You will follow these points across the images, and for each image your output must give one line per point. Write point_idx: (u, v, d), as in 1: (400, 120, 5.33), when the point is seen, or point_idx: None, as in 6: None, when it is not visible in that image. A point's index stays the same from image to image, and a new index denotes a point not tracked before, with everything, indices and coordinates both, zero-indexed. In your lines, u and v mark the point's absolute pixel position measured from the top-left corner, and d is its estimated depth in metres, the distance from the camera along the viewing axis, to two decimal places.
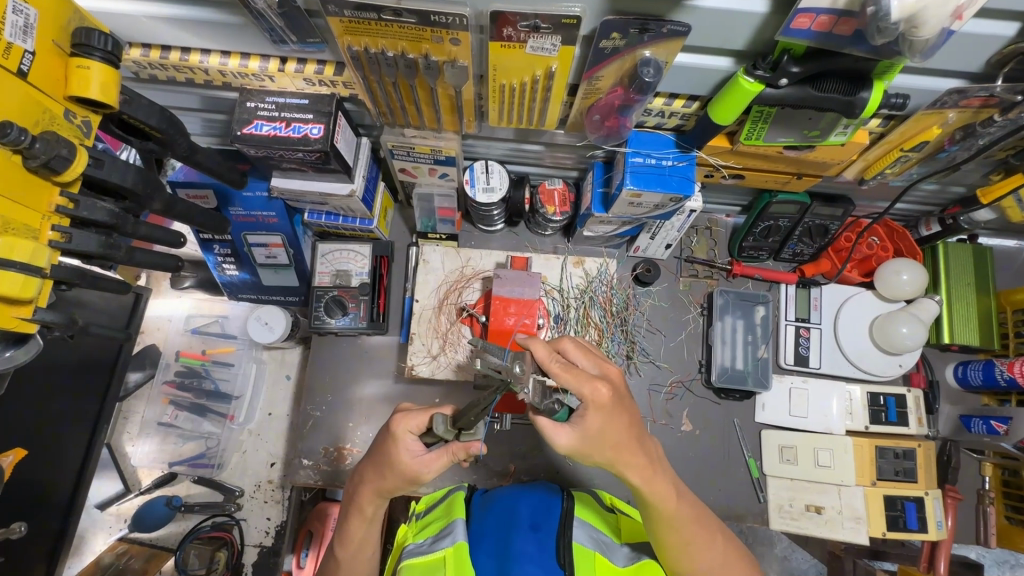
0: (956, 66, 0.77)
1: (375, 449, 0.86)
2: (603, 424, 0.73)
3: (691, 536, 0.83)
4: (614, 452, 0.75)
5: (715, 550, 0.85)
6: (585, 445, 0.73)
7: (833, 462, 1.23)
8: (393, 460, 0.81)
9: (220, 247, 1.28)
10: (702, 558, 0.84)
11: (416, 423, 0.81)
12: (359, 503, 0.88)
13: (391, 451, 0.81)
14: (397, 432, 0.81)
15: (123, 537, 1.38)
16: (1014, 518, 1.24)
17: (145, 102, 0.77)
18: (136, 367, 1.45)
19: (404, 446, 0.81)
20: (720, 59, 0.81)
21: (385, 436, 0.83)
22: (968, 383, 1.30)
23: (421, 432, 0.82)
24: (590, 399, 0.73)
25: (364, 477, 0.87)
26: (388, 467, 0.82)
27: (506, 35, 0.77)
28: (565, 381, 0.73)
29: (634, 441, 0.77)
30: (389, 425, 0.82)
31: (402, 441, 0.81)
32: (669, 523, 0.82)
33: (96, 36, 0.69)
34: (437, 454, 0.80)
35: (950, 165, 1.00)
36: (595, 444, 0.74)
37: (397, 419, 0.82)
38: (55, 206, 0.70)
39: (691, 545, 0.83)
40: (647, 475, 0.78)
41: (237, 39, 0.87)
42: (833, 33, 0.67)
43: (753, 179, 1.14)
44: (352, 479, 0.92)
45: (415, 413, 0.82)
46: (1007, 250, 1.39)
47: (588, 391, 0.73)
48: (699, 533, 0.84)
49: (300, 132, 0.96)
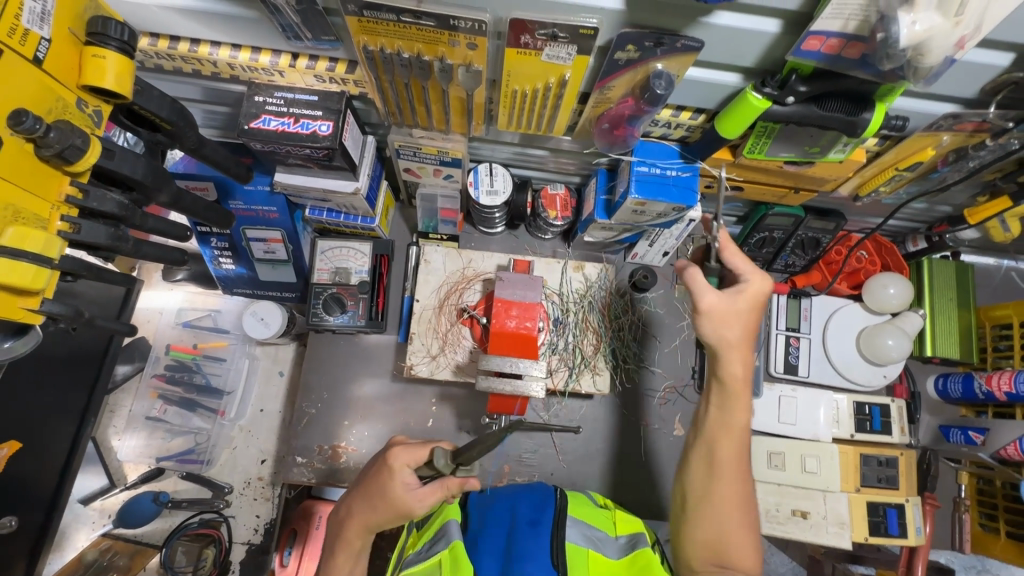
0: (953, 91, 0.80)
1: (363, 478, 0.88)
2: (749, 306, 0.87)
3: (735, 459, 0.85)
4: (743, 335, 0.86)
5: (741, 482, 0.85)
6: (722, 305, 0.86)
7: (819, 469, 1.26)
8: (386, 498, 0.82)
9: (217, 240, 1.27)
10: (730, 483, 0.84)
11: (411, 457, 0.83)
12: (343, 535, 0.87)
13: (383, 485, 0.83)
14: (392, 465, 0.83)
15: (107, 533, 1.35)
16: (988, 526, 1.30)
17: (157, 93, 0.76)
18: (125, 360, 1.43)
19: (394, 483, 0.82)
20: (728, 75, 0.83)
21: (380, 467, 0.84)
22: (948, 396, 1.35)
23: (411, 466, 0.83)
24: (738, 271, 0.89)
25: (350, 512, 0.87)
26: (379, 502, 0.83)
27: (524, 42, 0.78)
28: (739, 257, 0.89)
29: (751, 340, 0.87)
30: (387, 457, 0.84)
31: (398, 475, 0.82)
32: (727, 437, 0.86)
33: (112, 26, 0.67)
34: (430, 491, 0.82)
35: (941, 186, 1.04)
36: (726, 315, 0.86)
37: (394, 452, 0.84)
38: (65, 196, 0.69)
39: (733, 464, 0.85)
40: (747, 371, 0.87)
41: (249, 32, 0.86)
42: (841, 55, 0.69)
43: (751, 192, 1.17)
44: (337, 510, 0.92)
45: (407, 450, 0.84)
46: (987, 267, 1.45)
47: (750, 269, 0.88)
48: (740, 463, 0.86)
49: (309, 129, 0.96)
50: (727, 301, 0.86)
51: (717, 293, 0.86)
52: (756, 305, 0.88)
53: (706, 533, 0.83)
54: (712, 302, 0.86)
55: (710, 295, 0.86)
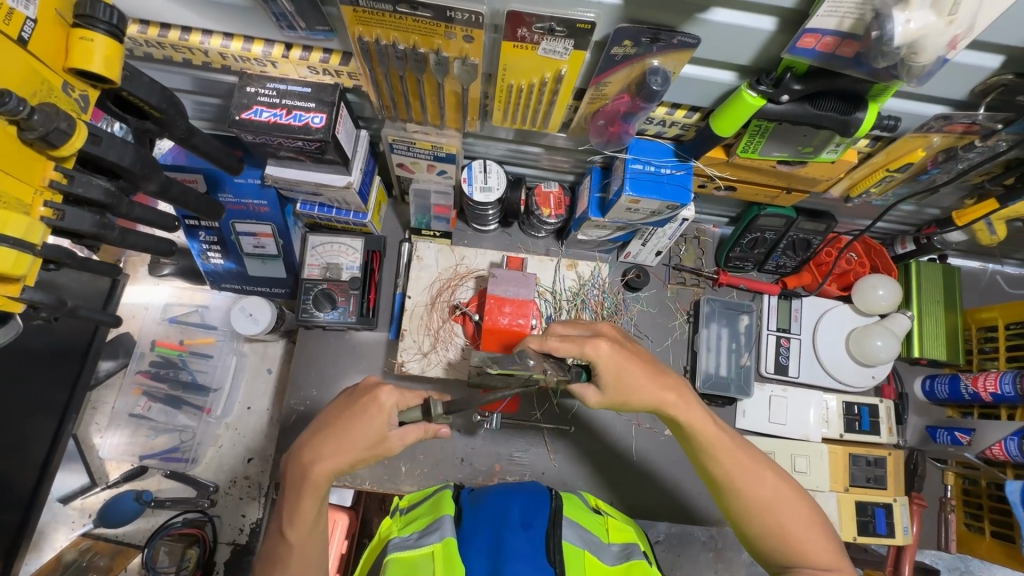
0: (943, 93, 0.81)
1: (336, 415, 0.86)
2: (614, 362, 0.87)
3: (741, 463, 0.87)
4: (644, 391, 0.87)
5: (762, 479, 0.86)
6: (610, 396, 0.88)
7: (809, 469, 1.27)
8: (369, 434, 0.83)
9: (206, 234, 1.25)
10: (755, 483, 0.86)
11: (400, 397, 0.86)
12: (309, 478, 0.82)
13: (366, 420, 0.84)
14: (380, 400, 0.85)
15: (87, 533, 1.32)
16: (973, 525, 1.31)
17: (146, 79, 0.75)
18: (108, 356, 1.40)
19: (381, 417, 0.84)
20: (724, 73, 0.84)
21: (366, 401, 0.85)
22: (934, 397, 1.36)
23: (397, 405, 0.86)
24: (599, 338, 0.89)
25: (320, 454, 0.82)
26: (360, 436, 0.83)
27: (520, 35, 0.78)
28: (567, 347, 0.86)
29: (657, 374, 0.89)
30: (376, 393, 0.86)
31: (386, 410, 0.84)
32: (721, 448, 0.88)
33: (101, 8, 0.66)
34: (414, 429, 0.86)
35: (930, 188, 1.06)
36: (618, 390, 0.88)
37: (385, 389, 0.86)
38: (49, 180, 0.67)
39: (742, 469, 0.87)
40: (682, 398, 0.88)
41: (242, 20, 0.85)
42: (836, 53, 0.70)
43: (744, 192, 1.17)
44: (293, 456, 0.85)
45: (397, 390, 0.86)
46: (973, 270, 1.47)
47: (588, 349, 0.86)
48: (748, 461, 0.87)
49: (301, 120, 0.94)
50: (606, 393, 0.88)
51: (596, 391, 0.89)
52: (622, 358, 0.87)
53: (775, 543, 0.84)
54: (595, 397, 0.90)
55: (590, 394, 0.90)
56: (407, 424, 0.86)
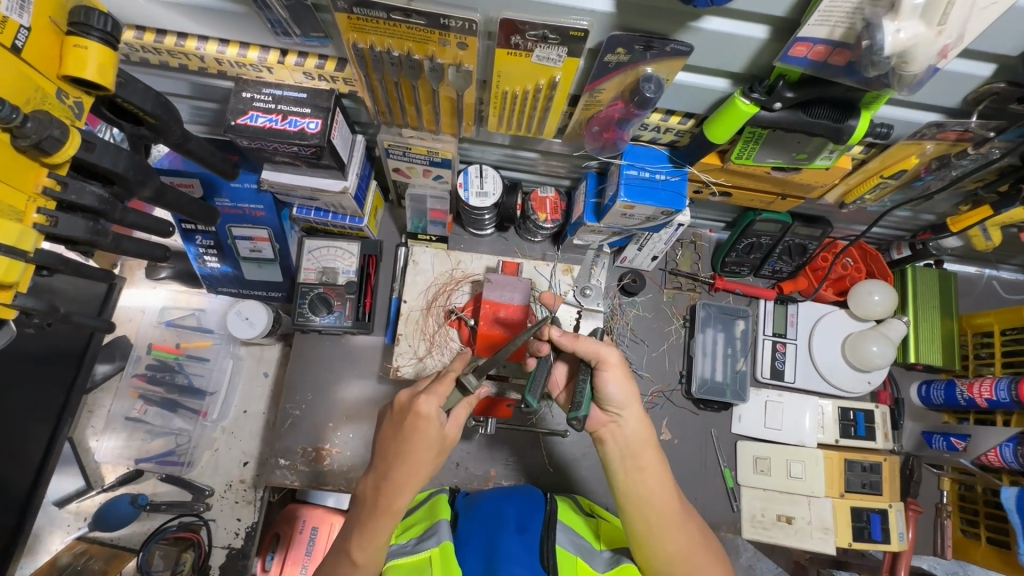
0: (936, 101, 0.81)
1: (390, 442, 0.86)
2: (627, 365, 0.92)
3: (677, 506, 0.89)
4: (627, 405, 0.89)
5: (685, 534, 0.88)
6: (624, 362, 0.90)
7: (804, 474, 1.27)
8: (430, 441, 0.84)
9: (202, 238, 1.25)
10: (683, 537, 0.87)
11: (440, 397, 0.85)
12: (391, 507, 0.84)
13: (421, 434, 0.84)
14: (423, 412, 0.84)
15: (82, 536, 1.31)
16: (969, 531, 1.31)
17: (140, 86, 0.75)
18: (105, 359, 1.40)
19: (434, 425, 0.84)
20: (718, 80, 0.84)
21: (410, 419, 0.84)
22: (931, 402, 1.36)
23: (441, 405, 0.85)
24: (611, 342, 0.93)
25: (396, 484, 0.84)
26: (423, 451, 0.84)
27: (514, 42, 0.78)
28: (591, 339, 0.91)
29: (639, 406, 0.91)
30: (415, 408, 0.84)
31: (434, 417, 0.84)
32: (661, 497, 0.88)
33: (95, 16, 0.66)
34: (462, 409, 0.88)
35: (924, 195, 1.06)
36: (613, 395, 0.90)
37: (421, 400, 0.84)
38: (42, 187, 0.67)
39: (676, 520, 0.88)
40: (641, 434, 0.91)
41: (238, 27, 0.85)
42: (828, 62, 0.71)
43: (740, 197, 1.18)
44: (367, 489, 0.87)
45: (432, 391, 0.85)
46: (969, 275, 1.47)
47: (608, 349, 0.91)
48: (683, 515, 0.89)
49: (297, 126, 0.95)
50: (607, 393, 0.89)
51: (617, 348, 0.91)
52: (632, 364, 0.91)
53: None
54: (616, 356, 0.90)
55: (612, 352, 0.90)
56: (454, 410, 0.88)
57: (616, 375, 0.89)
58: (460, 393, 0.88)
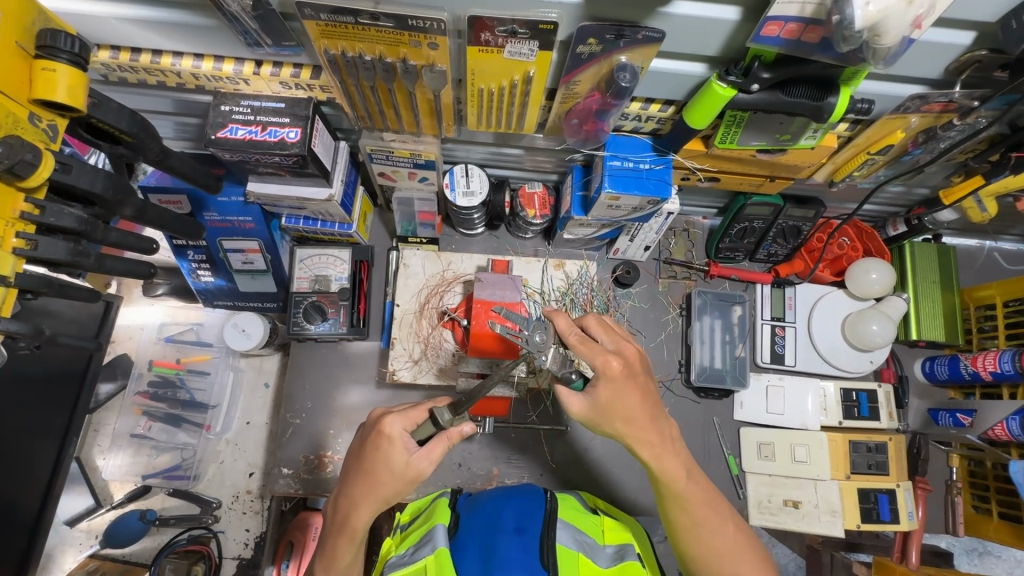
0: (917, 73, 0.80)
1: (356, 458, 0.84)
2: (614, 396, 0.81)
3: (701, 519, 0.85)
4: (630, 422, 0.82)
5: (720, 538, 0.85)
6: (596, 413, 0.82)
7: (809, 458, 1.25)
8: (390, 465, 0.79)
9: (194, 253, 1.26)
10: (707, 548, 0.85)
11: (406, 420, 0.81)
12: (348, 525, 0.82)
13: (384, 457, 0.79)
14: (386, 432, 0.80)
15: (95, 554, 1.33)
16: (980, 507, 1.30)
17: (114, 105, 0.76)
18: (107, 378, 1.42)
19: (396, 448, 0.79)
20: (694, 65, 0.83)
21: (374, 437, 0.81)
22: (935, 378, 1.34)
23: (408, 428, 0.81)
24: (602, 370, 0.82)
25: (354, 503, 0.81)
26: (383, 474, 0.79)
27: (484, 39, 0.77)
28: (581, 353, 0.82)
29: (645, 417, 0.82)
30: (381, 427, 0.81)
31: (398, 441, 0.79)
32: (680, 509, 0.86)
33: (63, 39, 0.68)
34: (437, 445, 0.79)
35: (914, 168, 1.04)
36: (606, 415, 0.82)
37: (386, 420, 0.81)
38: (20, 212, 0.68)
39: (696, 526, 0.85)
40: (657, 452, 0.83)
41: (210, 41, 0.86)
42: (801, 39, 0.70)
43: (728, 182, 1.16)
44: (333, 505, 0.86)
45: (401, 413, 0.82)
46: (970, 248, 1.45)
47: (600, 362, 0.81)
48: (709, 517, 0.85)
49: (277, 136, 0.94)
50: (596, 407, 0.81)
51: (581, 400, 0.82)
52: (619, 393, 0.81)
53: None
54: (581, 407, 0.82)
55: (577, 403, 0.82)
56: (427, 443, 0.80)
57: (617, 387, 0.81)
58: (433, 426, 0.81)
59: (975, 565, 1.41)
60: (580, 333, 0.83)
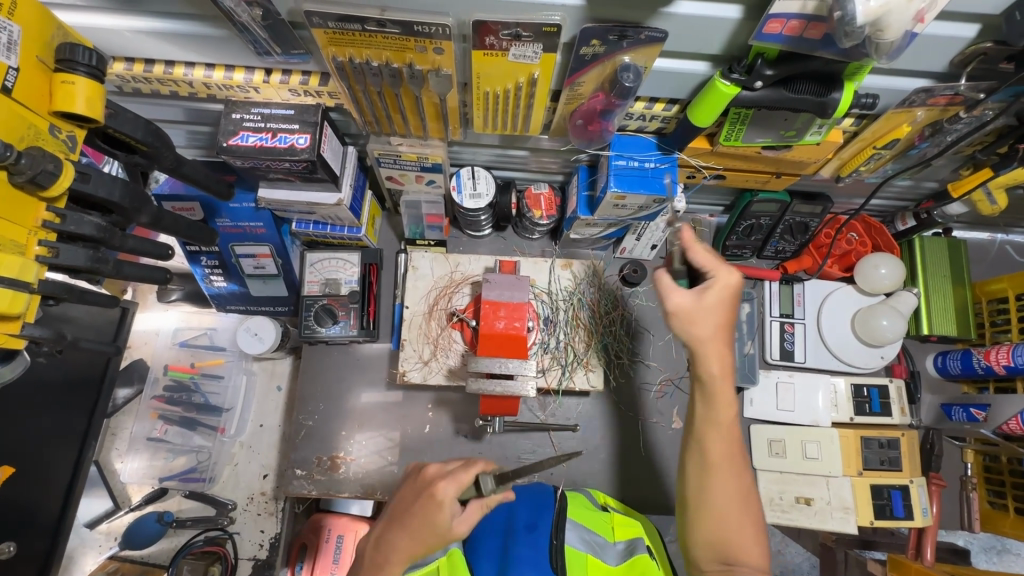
0: (922, 67, 0.80)
1: (400, 508, 0.85)
2: (716, 302, 0.87)
3: (726, 453, 0.87)
4: (714, 331, 0.87)
5: (734, 483, 0.86)
6: (696, 310, 0.87)
7: (821, 455, 1.25)
8: (436, 528, 0.80)
9: (207, 259, 1.28)
10: (717, 489, 0.86)
11: (459, 484, 0.82)
12: (381, 574, 0.82)
13: (431, 519, 0.80)
14: (439, 497, 0.81)
15: (113, 555, 1.35)
16: (996, 503, 1.28)
17: (130, 115, 0.78)
18: (124, 384, 1.44)
19: (445, 514, 0.80)
20: (697, 64, 0.84)
21: (426, 499, 0.82)
22: (947, 373, 1.33)
23: (457, 493, 0.82)
24: (720, 279, 0.87)
25: (393, 550, 0.82)
26: (427, 535, 0.80)
27: (489, 43, 0.79)
28: (700, 255, 0.89)
29: (728, 340, 0.88)
30: (433, 490, 0.81)
31: (447, 505, 0.80)
32: (714, 441, 0.88)
33: (81, 52, 0.70)
34: (478, 510, 0.83)
35: (921, 162, 1.04)
36: (701, 315, 0.87)
37: (441, 484, 0.81)
38: (41, 221, 0.70)
39: (720, 460, 0.87)
40: (725, 370, 0.88)
41: (221, 51, 0.87)
42: (804, 36, 0.70)
43: (734, 179, 1.16)
44: (368, 543, 0.86)
45: (453, 477, 0.82)
46: (981, 242, 1.44)
47: (722, 271, 0.88)
48: (733, 459, 0.87)
49: (286, 142, 0.96)
50: (699, 306, 0.87)
51: (687, 295, 0.87)
52: (723, 306, 0.87)
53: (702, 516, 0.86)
54: (679, 302, 0.87)
55: (679, 295, 0.87)
56: (469, 506, 0.83)
57: (720, 289, 0.87)
58: (475, 490, 0.84)
59: (994, 563, 1.40)
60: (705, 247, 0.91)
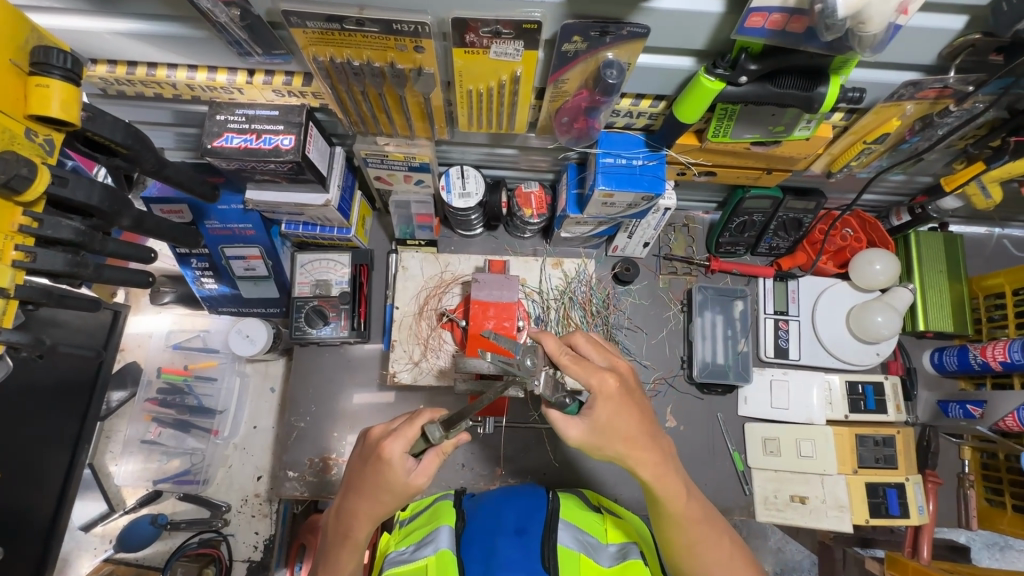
0: (910, 59, 0.79)
1: (355, 476, 0.84)
2: (610, 416, 0.80)
3: (698, 536, 0.86)
4: (627, 444, 0.80)
5: (721, 550, 0.86)
6: (595, 437, 0.79)
7: (815, 452, 1.24)
8: (392, 485, 0.79)
9: (198, 261, 1.28)
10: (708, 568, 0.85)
11: (406, 440, 0.79)
12: (350, 538, 0.84)
13: (385, 478, 0.79)
14: (387, 456, 0.79)
15: (109, 558, 1.35)
16: (994, 500, 1.27)
17: (109, 118, 0.77)
18: (118, 386, 1.44)
19: (397, 472, 0.79)
20: (682, 59, 0.82)
21: (375, 461, 0.81)
22: (944, 369, 1.32)
23: (406, 449, 0.80)
24: (598, 388, 0.80)
25: (356, 513, 0.83)
26: (384, 494, 0.80)
27: (469, 41, 0.78)
28: (575, 373, 0.81)
29: (643, 436, 0.81)
30: (380, 451, 0.80)
31: (398, 464, 0.79)
32: (678, 527, 0.86)
33: (55, 55, 0.69)
34: (433, 459, 0.81)
35: (913, 156, 1.03)
36: (605, 437, 0.80)
37: (387, 443, 0.79)
38: (18, 225, 0.70)
39: (696, 545, 0.86)
40: (658, 471, 0.82)
41: (202, 52, 0.87)
42: (786, 30, 0.69)
43: (725, 176, 1.15)
44: (333, 516, 0.88)
45: (398, 434, 0.80)
46: (978, 236, 1.42)
47: (596, 381, 0.80)
48: (707, 534, 0.86)
49: (271, 143, 0.96)
50: (595, 431, 0.79)
51: (580, 426, 0.79)
52: (618, 412, 0.80)
53: None
54: (580, 432, 0.79)
55: (573, 428, 0.79)
56: (423, 458, 0.81)
57: (609, 405, 0.80)
58: (425, 441, 0.81)
59: (995, 560, 1.39)
60: (570, 353, 0.82)
